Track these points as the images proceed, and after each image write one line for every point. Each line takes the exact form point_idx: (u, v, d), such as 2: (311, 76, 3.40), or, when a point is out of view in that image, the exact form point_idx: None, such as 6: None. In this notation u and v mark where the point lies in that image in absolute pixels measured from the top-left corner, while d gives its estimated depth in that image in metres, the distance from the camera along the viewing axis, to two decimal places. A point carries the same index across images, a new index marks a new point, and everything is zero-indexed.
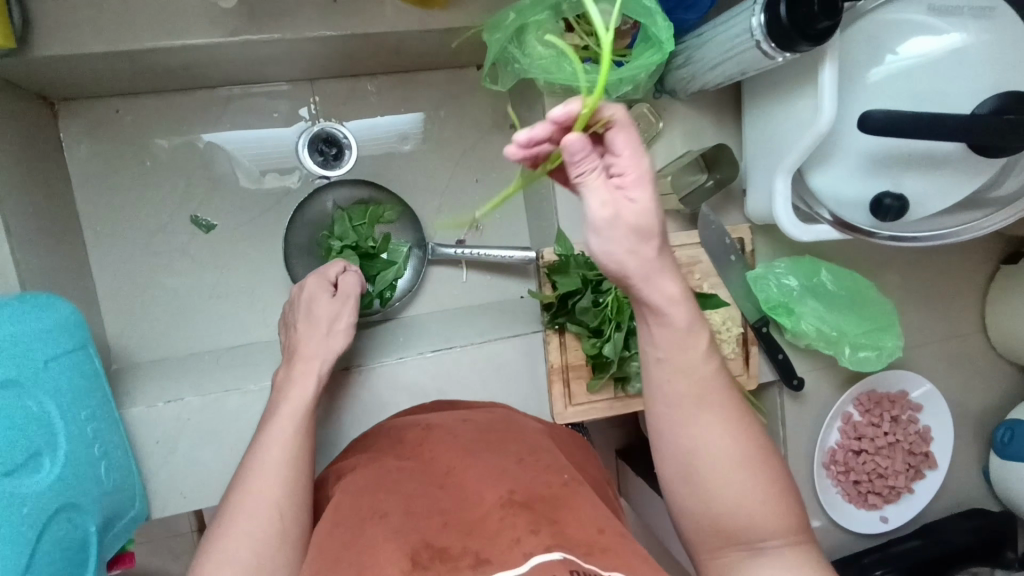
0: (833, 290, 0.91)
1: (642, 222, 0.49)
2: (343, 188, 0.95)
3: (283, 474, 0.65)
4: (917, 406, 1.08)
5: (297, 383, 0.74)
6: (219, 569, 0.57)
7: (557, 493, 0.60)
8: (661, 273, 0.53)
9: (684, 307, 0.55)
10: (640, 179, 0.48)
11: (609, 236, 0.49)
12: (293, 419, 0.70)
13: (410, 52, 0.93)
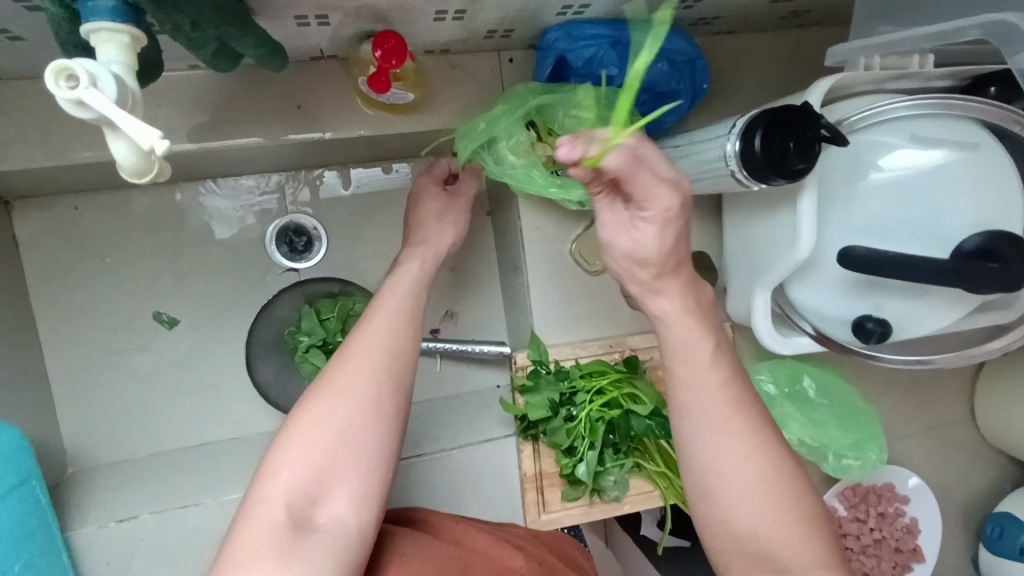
0: (815, 397, 0.88)
1: (643, 256, 0.53)
2: (312, 284, 0.93)
3: (337, 439, 0.53)
4: (905, 500, 1.05)
5: (385, 322, 0.60)
6: (256, 524, 0.48)
7: None
8: (669, 307, 0.55)
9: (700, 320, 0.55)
10: (664, 216, 0.49)
11: (614, 256, 0.55)
12: (373, 367, 0.56)
13: (382, 148, 0.90)
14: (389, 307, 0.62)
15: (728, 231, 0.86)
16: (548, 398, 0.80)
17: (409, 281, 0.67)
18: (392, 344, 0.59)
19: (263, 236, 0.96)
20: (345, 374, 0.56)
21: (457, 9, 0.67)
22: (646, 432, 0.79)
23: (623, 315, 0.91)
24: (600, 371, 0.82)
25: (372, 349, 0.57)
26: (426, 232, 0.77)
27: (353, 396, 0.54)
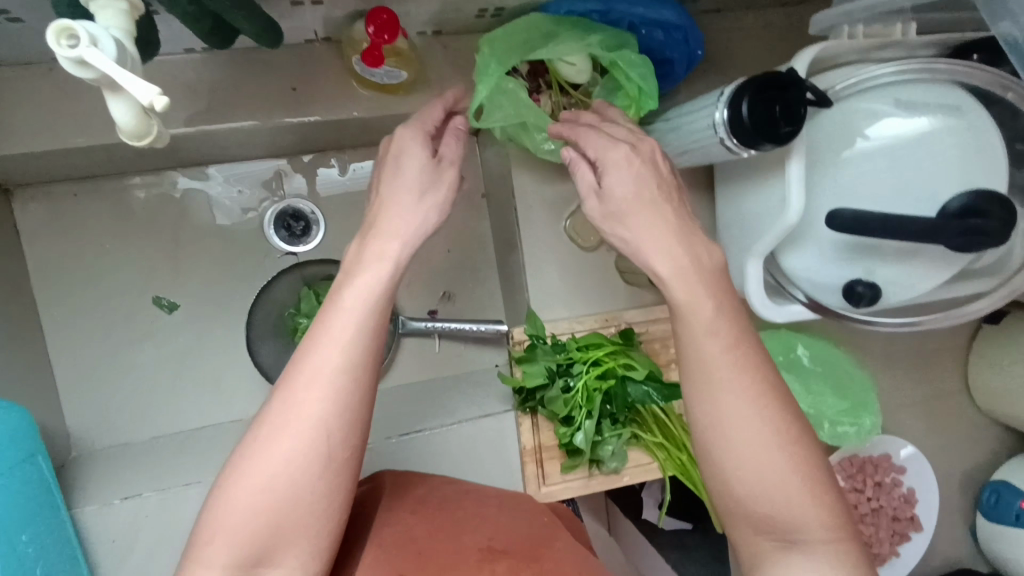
0: (809, 365, 0.90)
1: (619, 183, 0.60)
2: (312, 266, 0.94)
3: (278, 495, 0.51)
4: (901, 469, 1.06)
5: (341, 345, 0.53)
6: (229, 510, 0.50)
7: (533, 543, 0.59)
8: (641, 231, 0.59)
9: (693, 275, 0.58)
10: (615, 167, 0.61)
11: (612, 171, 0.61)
12: (319, 413, 0.52)
13: (378, 131, 0.91)
14: (350, 324, 0.54)
15: (720, 204, 0.88)
16: (545, 367, 0.81)
17: (387, 253, 0.56)
18: (344, 375, 0.53)
19: (261, 221, 0.97)
20: (287, 416, 0.52)
21: None
22: (643, 398, 0.81)
23: (619, 290, 0.92)
24: (598, 341, 0.83)
25: (322, 385, 0.52)
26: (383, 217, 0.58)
27: (297, 444, 0.51)
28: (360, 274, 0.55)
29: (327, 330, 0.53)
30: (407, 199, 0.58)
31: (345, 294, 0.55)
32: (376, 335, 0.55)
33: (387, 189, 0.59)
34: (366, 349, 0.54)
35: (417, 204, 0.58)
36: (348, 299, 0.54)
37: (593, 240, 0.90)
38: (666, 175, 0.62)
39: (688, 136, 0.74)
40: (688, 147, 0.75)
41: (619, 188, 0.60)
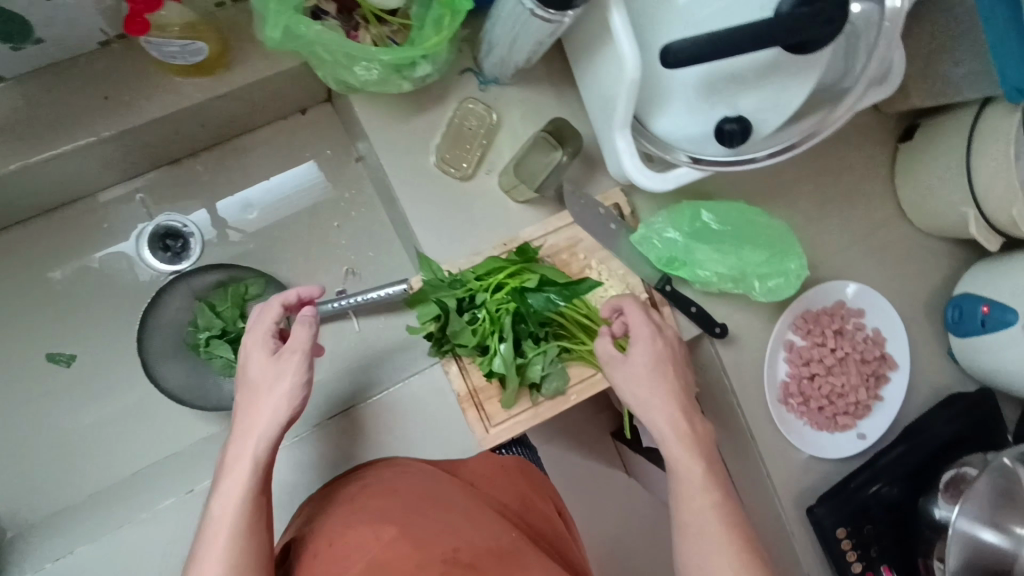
0: (718, 228, 0.87)
1: (642, 374, 0.77)
2: (197, 276, 0.89)
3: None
4: (858, 312, 1.03)
5: (230, 527, 0.65)
6: None
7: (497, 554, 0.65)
8: (641, 381, 0.77)
9: (642, 349, 0.78)
10: (642, 342, 0.78)
11: (635, 387, 0.77)
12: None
13: (219, 123, 0.88)
14: (229, 516, 0.66)
15: (581, 86, 0.82)
16: (441, 302, 0.77)
17: (250, 432, 0.69)
18: (239, 537, 0.65)
19: (137, 248, 0.93)
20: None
21: None
22: (547, 306, 0.78)
23: (510, 209, 0.88)
24: (493, 265, 0.80)
25: (216, 560, 0.63)
26: (244, 416, 0.70)
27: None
28: (226, 477, 0.68)
29: (213, 525, 0.65)
30: (252, 399, 0.71)
31: (225, 487, 0.68)
32: (255, 502, 0.68)
33: (242, 390, 0.73)
34: (245, 527, 0.65)
35: (268, 406, 0.71)
36: (225, 493, 0.67)
37: (467, 166, 0.85)
38: (678, 353, 0.80)
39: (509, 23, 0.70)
40: (514, 35, 0.71)
41: (642, 352, 0.78)
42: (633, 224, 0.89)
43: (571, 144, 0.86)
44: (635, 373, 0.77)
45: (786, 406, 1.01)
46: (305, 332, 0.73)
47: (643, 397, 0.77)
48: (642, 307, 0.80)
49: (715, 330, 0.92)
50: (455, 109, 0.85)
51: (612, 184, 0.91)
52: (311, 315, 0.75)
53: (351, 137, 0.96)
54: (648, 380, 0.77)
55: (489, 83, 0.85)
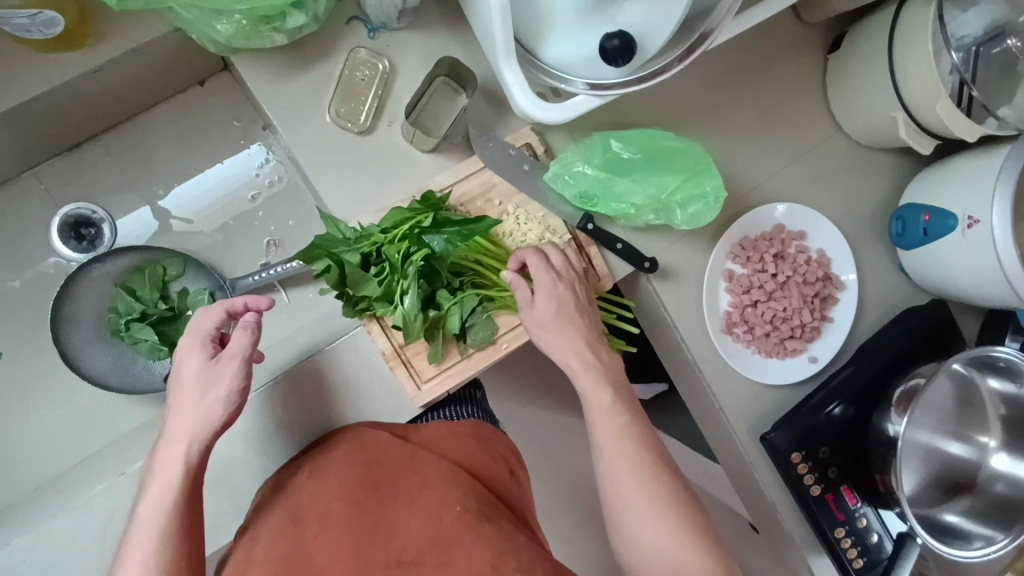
0: (630, 157, 0.86)
1: (547, 314, 0.79)
2: (110, 259, 0.87)
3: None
4: (799, 234, 1.00)
5: (159, 520, 0.63)
6: None
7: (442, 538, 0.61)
8: (549, 323, 0.79)
9: (547, 300, 0.79)
10: (549, 286, 0.79)
11: (543, 330, 0.79)
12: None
13: (109, 100, 0.85)
14: (158, 522, 0.63)
15: (470, 19, 0.77)
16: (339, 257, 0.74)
17: (181, 435, 0.67)
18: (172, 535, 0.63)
19: (48, 238, 0.91)
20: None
21: None
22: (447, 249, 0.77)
23: (417, 160, 0.85)
24: (398, 218, 0.77)
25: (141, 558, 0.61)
26: (174, 416, 0.68)
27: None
28: (156, 479, 0.65)
29: (137, 530, 0.62)
30: (189, 408, 0.68)
31: (154, 490, 0.64)
32: (187, 503, 0.65)
33: (174, 394, 0.69)
34: (174, 535, 0.63)
35: (199, 405, 0.68)
36: (152, 501, 0.64)
37: (365, 119, 0.83)
38: (581, 295, 0.82)
39: None
40: None
41: (546, 297, 0.79)
42: (547, 163, 0.87)
43: (468, 84, 0.82)
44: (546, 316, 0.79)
45: (732, 337, 0.98)
46: (244, 342, 0.70)
47: (557, 338, 0.79)
48: (542, 253, 0.81)
49: (644, 265, 0.89)
50: (347, 58, 0.83)
51: (522, 124, 0.87)
52: (253, 323, 0.71)
53: (254, 105, 0.93)
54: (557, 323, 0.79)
55: (378, 30, 0.83)
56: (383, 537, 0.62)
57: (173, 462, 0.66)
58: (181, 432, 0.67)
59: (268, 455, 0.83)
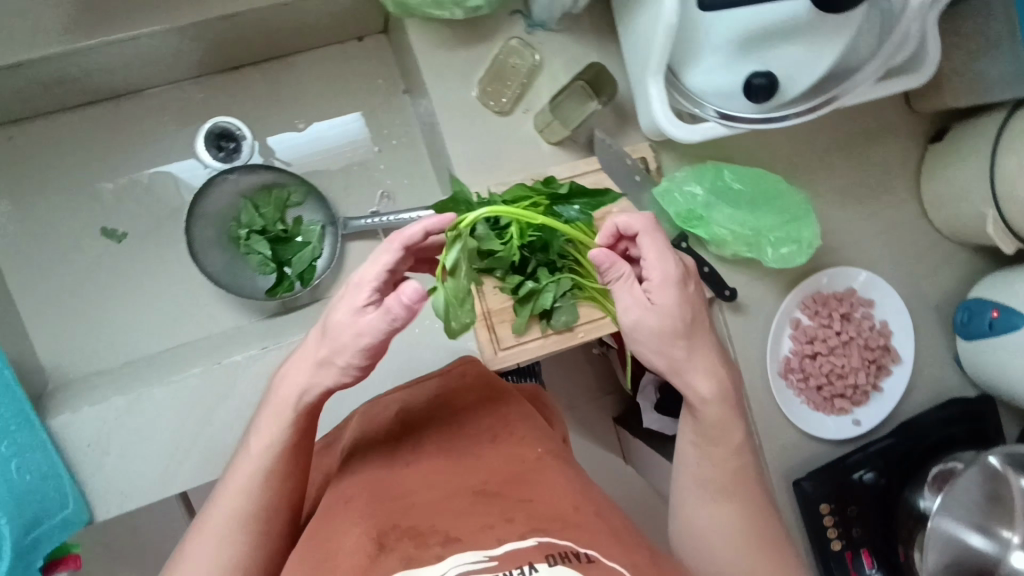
0: (739, 188, 0.90)
1: (665, 323, 0.64)
2: (244, 174, 0.95)
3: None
4: (868, 302, 1.05)
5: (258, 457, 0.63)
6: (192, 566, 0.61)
7: (521, 473, 0.66)
8: (669, 343, 0.64)
9: (671, 296, 0.64)
10: (664, 284, 0.64)
11: (645, 341, 0.65)
12: (250, 517, 0.63)
13: (283, 32, 0.93)
14: (266, 454, 0.63)
15: (624, 38, 0.86)
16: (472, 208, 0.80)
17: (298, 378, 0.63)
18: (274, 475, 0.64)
19: (192, 142, 1.00)
20: (220, 524, 0.63)
21: None
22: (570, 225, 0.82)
23: (542, 148, 0.93)
24: (523, 194, 0.83)
25: (241, 489, 0.63)
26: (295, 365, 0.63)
27: (227, 544, 0.62)
28: (266, 415, 0.63)
29: (242, 458, 0.64)
30: (308, 356, 0.62)
31: (266, 418, 0.63)
32: (295, 439, 0.64)
33: (313, 334, 0.63)
34: (280, 470, 0.64)
35: (320, 362, 0.62)
36: (261, 439, 0.63)
37: (506, 102, 0.91)
38: (702, 300, 0.67)
39: None
40: None
41: (670, 300, 0.63)
42: (656, 179, 0.93)
43: (606, 93, 0.91)
44: (653, 322, 0.64)
45: (785, 381, 1.03)
46: (390, 320, 0.58)
47: (665, 348, 0.64)
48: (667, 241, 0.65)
49: (725, 294, 0.95)
50: (500, 49, 0.90)
51: (642, 139, 0.95)
52: (405, 301, 0.57)
53: (401, 68, 1.02)
54: (667, 334, 0.64)
55: (536, 28, 0.90)
56: (466, 470, 0.67)
57: (289, 401, 0.63)
58: (302, 374, 0.62)
59: None
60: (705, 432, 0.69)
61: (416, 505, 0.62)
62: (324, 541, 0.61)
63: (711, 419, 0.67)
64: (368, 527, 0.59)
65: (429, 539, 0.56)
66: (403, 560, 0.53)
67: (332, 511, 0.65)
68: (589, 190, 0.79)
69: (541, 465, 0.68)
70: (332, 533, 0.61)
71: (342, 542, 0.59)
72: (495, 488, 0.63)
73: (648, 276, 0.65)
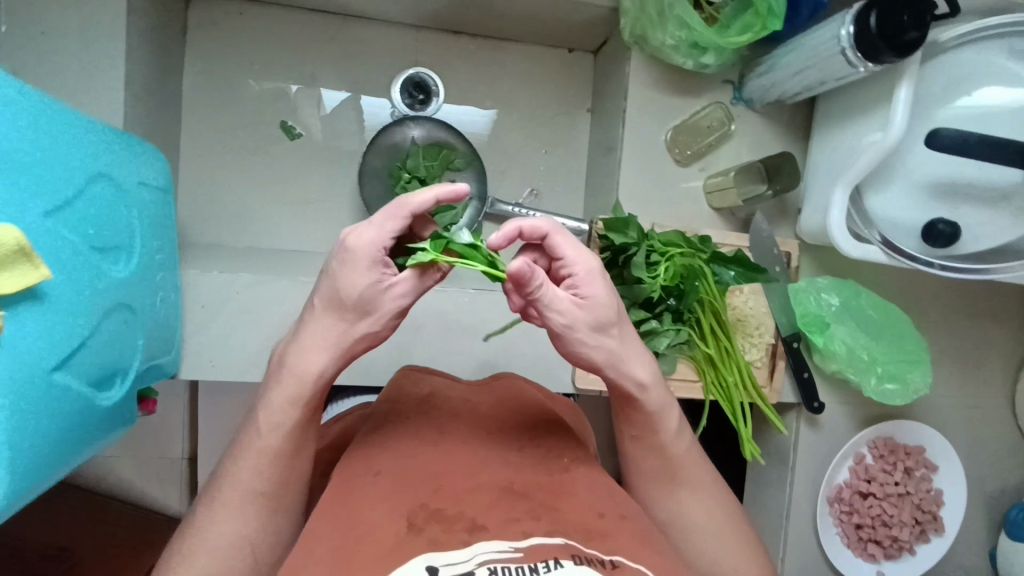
0: (868, 314, 0.94)
1: (603, 316, 0.55)
2: (424, 124, 1.00)
3: (230, 558, 0.56)
4: (934, 466, 1.01)
5: (263, 444, 0.56)
6: (204, 539, 0.56)
7: (551, 478, 0.54)
8: (631, 350, 0.58)
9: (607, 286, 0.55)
10: (592, 276, 0.54)
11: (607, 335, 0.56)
12: (256, 498, 0.57)
13: (512, 19, 1.00)
14: (272, 432, 0.57)
15: (816, 144, 0.92)
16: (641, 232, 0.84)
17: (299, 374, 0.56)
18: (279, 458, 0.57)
19: (388, 79, 1.06)
20: (232, 496, 0.57)
21: None
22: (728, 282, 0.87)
23: (702, 208, 0.98)
24: (674, 240, 0.86)
25: (252, 472, 0.57)
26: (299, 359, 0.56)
27: (237, 514, 0.57)
28: (274, 397, 0.57)
29: (248, 440, 0.57)
30: (329, 329, 0.54)
31: (277, 395, 0.57)
32: (304, 420, 0.57)
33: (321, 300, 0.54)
34: (291, 445, 0.57)
35: (340, 327, 0.55)
36: (268, 415, 0.57)
37: (688, 155, 0.96)
38: None
39: (807, 55, 0.80)
40: (805, 66, 0.81)
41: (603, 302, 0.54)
42: (793, 276, 0.96)
43: (780, 182, 0.90)
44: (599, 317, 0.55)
45: (829, 508, 1.01)
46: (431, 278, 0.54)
47: (600, 343, 0.56)
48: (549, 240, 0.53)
49: (812, 404, 0.98)
50: (704, 107, 0.96)
51: (791, 236, 0.99)
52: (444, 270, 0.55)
53: (597, 90, 1.09)
54: (606, 326, 0.55)
55: (740, 102, 0.96)
56: (491, 465, 0.54)
57: (308, 373, 0.56)
58: (320, 350, 0.55)
59: (449, 342, 0.93)
60: (637, 430, 0.63)
61: (442, 488, 0.50)
62: (342, 509, 0.49)
63: (644, 424, 0.62)
64: (396, 502, 0.48)
65: (453, 522, 0.46)
66: (431, 542, 0.44)
67: (347, 479, 0.53)
68: (747, 263, 0.83)
69: (572, 477, 0.55)
70: (347, 500, 0.50)
71: (366, 509, 0.48)
72: (523, 487, 0.51)
73: (568, 269, 0.54)
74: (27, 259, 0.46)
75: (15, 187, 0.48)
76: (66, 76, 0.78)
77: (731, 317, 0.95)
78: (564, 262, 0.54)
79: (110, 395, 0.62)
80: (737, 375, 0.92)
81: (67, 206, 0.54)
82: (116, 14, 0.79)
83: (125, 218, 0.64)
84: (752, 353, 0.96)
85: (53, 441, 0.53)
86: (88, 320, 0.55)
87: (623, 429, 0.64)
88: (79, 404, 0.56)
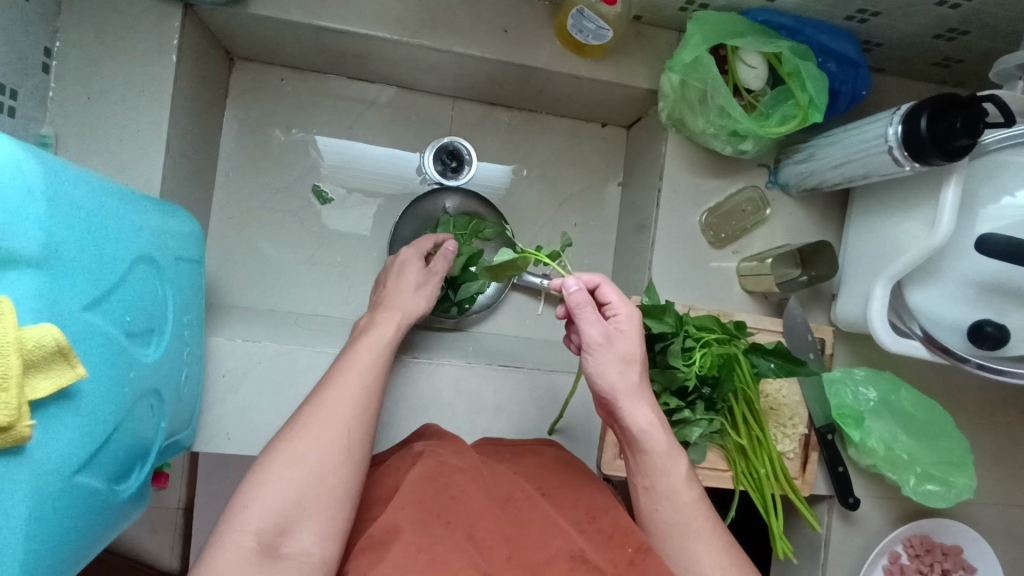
0: (908, 410, 0.90)
1: (629, 349, 0.67)
2: (458, 198, 1.01)
3: (296, 506, 0.58)
4: (973, 569, 0.95)
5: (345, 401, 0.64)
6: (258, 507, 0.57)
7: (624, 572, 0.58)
8: (638, 399, 0.67)
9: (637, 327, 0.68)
10: (630, 317, 0.68)
11: (626, 370, 0.67)
12: (336, 439, 0.62)
13: (550, 95, 1.01)
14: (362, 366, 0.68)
15: (853, 231, 0.91)
16: (678, 317, 0.80)
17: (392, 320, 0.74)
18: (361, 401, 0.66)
19: (424, 148, 1.06)
20: (329, 408, 0.63)
21: (701, 1, 0.83)
22: (765, 372, 0.84)
23: (734, 290, 0.97)
24: (708, 325, 0.84)
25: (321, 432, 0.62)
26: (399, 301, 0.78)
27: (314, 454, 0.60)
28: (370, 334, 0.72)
29: (345, 369, 0.67)
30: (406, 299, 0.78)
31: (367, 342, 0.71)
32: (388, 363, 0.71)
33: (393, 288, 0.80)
34: (381, 368, 0.69)
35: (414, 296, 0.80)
36: (369, 342, 0.70)
37: (722, 237, 0.95)
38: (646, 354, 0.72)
39: (850, 148, 0.80)
40: (846, 159, 0.81)
41: (631, 344, 0.67)
42: (828, 364, 0.93)
43: (816, 269, 0.89)
44: (627, 351, 0.67)
45: None
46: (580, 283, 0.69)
47: (623, 373, 0.66)
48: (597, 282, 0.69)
49: (846, 500, 0.93)
50: (739, 191, 0.95)
51: (825, 323, 0.97)
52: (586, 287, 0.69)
53: (628, 167, 1.09)
54: (631, 359, 0.67)
55: (775, 185, 0.95)
56: (561, 530, 0.60)
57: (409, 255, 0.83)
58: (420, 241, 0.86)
59: (472, 417, 0.91)
60: (648, 480, 0.67)
61: (513, 557, 0.58)
62: (422, 550, 0.55)
63: (653, 470, 0.67)
64: (471, 560, 0.56)
65: None
66: None
67: (423, 511, 0.59)
68: (788, 356, 0.80)
69: (637, 572, 0.59)
70: (426, 539, 0.56)
71: (447, 556, 0.55)
72: (593, 558, 0.58)
73: (613, 312, 0.69)
74: (65, 359, 0.44)
75: (54, 282, 0.46)
76: (109, 140, 0.78)
77: (764, 405, 0.92)
78: (609, 307, 0.69)
79: (128, 483, 0.59)
80: (770, 467, 0.88)
81: (107, 296, 0.52)
82: (163, 81, 0.80)
83: (159, 297, 0.62)
84: (785, 445, 0.92)
85: (68, 538, 0.49)
86: (113, 413, 0.52)
87: (637, 480, 0.68)
88: (96, 500, 0.53)
